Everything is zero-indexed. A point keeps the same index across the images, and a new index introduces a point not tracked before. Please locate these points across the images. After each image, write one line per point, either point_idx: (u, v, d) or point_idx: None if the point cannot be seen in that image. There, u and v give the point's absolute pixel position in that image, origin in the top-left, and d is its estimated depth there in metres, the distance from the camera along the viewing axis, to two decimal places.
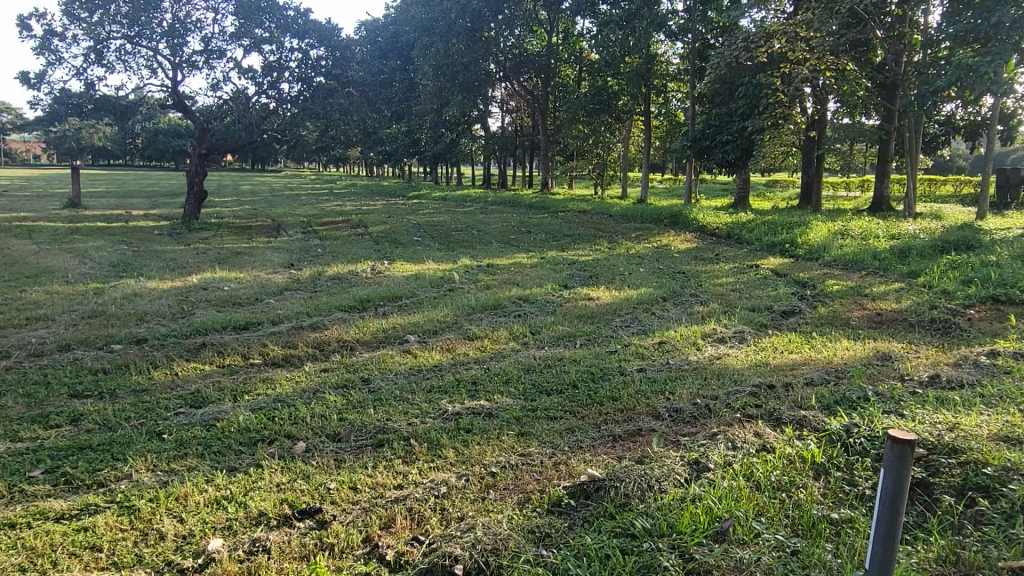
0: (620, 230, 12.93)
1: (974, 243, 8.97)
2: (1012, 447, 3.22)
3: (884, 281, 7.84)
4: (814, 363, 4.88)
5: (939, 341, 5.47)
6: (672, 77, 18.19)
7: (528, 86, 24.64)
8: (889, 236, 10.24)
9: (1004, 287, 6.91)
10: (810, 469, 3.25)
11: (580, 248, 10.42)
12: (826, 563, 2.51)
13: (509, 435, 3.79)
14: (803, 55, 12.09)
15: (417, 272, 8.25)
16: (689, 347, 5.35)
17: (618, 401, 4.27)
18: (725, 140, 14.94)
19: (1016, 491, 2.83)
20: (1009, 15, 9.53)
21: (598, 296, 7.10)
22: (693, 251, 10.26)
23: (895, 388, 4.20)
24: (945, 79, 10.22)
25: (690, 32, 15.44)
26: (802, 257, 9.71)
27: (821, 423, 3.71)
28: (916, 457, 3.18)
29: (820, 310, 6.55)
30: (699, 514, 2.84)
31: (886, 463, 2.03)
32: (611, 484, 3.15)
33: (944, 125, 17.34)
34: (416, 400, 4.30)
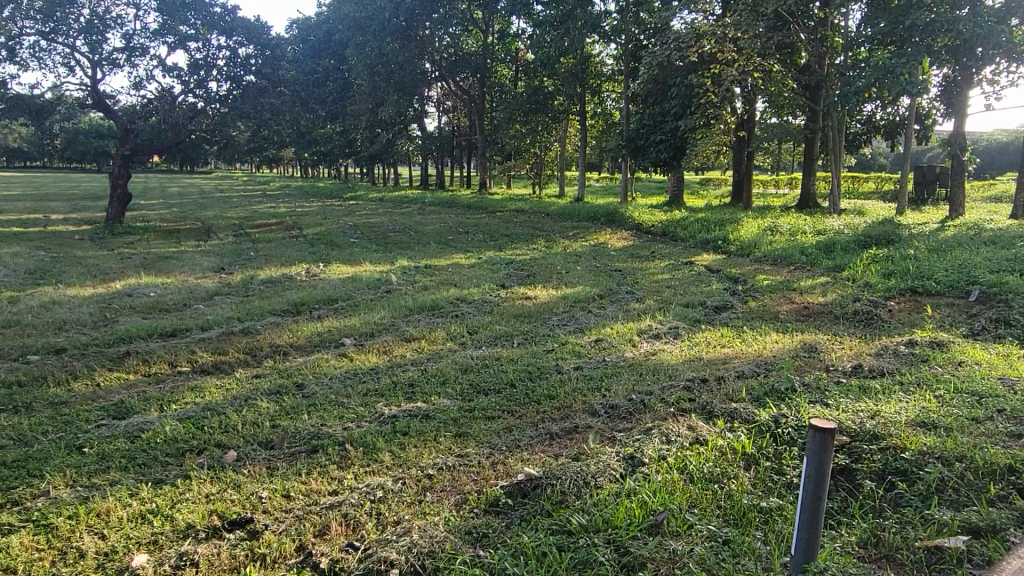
0: (557, 229, 13.02)
1: (894, 237, 9.36)
2: (927, 432, 3.38)
3: (811, 275, 8.13)
4: (746, 357, 5.02)
5: (862, 332, 5.70)
6: (606, 77, 18.46)
7: (464, 86, 24.62)
8: (815, 231, 10.61)
9: (921, 279, 7.24)
10: (740, 460, 3.33)
11: (518, 247, 10.46)
12: (755, 551, 2.58)
13: (446, 437, 3.77)
14: (732, 56, 12.39)
15: (353, 274, 8.14)
16: (625, 344, 5.43)
17: (555, 399, 4.29)
18: (659, 140, 15.21)
19: (931, 473, 2.97)
20: (922, 19, 10.00)
21: (536, 295, 7.14)
22: (629, 249, 10.41)
23: (821, 378, 4.36)
24: (865, 81, 10.65)
25: (623, 33, 15.66)
26: (734, 253, 9.97)
27: (751, 414, 3.81)
28: (840, 446, 3.30)
29: (750, 304, 6.75)
30: (633, 509, 2.88)
31: (808, 452, 2.10)
32: (548, 483, 3.17)
33: (865, 126, 18.08)
34: (352, 403, 4.24)
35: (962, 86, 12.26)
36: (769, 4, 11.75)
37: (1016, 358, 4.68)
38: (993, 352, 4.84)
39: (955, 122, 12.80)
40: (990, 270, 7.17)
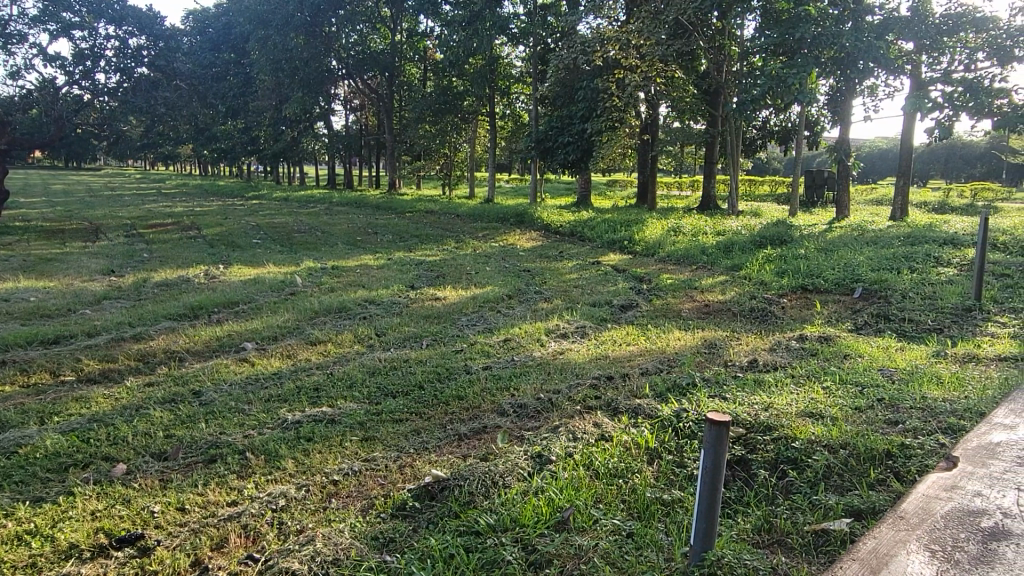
0: (467, 229, 13.04)
1: (787, 238, 9.86)
2: (816, 422, 3.58)
3: (712, 274, 8.46)
4: (650, 354, 5.17)
5: (757, 328, 5.98)
6: (515, 79, 18.62)
7: (372, 84, 24.24)
8: (715, 232, 11.04)
9: (811, 277, 7.67)
10: (644, 454, 3.42)
11: (427, 248, 10.39)
12: (658, 543, 2.66)
13: (352, 441, 3.70)
14: (636, 62, 12.73)
15: (255, 276, 7.87)
16: (534, 344, 5.48)
17: (464, 400, 4.29)
18: (567, 142, 15.46)
19: (818, 461, 3.14)
20: (810, 31, 10.59)
21: (446, 296, 7.11)
22: (538, 249, 10.52)
23: (719, 373, 4.54)
24: (760, 89, 11.17)
25: (531, 36, 15.82)
26: (639, 253, 10.24)
27: (655, 410, 3.92)
28: (737, 438, 3.43)
29: (655, 303, 6.95)
30: (541, 506, 2.91)
31: (705, 445, 2.16)
32: (456, 484, 3.16)
33: (759, 132, 18.98)
34: (253, 410, 4.09)
35: (846, 95, 13.05)
36: (669, 12, 12.14)
37: (895, 351, 5.02)
38: (875, 345, 5.17)
39: (841, 129, 13.62)
40: (871, 269, 7.66)
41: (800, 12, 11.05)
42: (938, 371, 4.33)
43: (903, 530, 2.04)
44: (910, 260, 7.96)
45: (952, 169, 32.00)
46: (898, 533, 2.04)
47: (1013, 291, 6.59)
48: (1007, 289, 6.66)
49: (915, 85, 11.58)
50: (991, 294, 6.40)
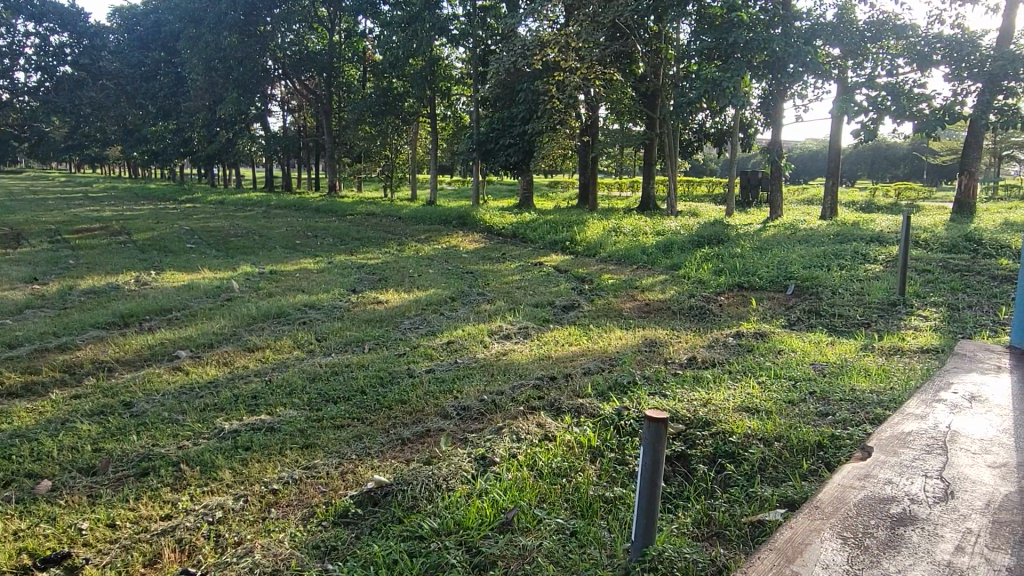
0: (409, 232, 12.94)
1: (722, 238, 10.11)
2: (751, 416, 3.68)
3: (652, 273, 8.62)
4: (591, 354, 5.22)
5: (695, 326, 6.12)
6: (455, 81, 18.60)
7: (310, 85, 23.84)
8: (655, 232, 11.25)
9: (747, 275, 7.89)
10: (586, 453, 3.46)
11: (369, 251, 10.27)
12: (600, 540, 2.69)
13: (292, 449, 3.63)
14: (574, 64, 12.88)
15: (189, 282, 7.65)
16: (477, 345, 5.48)
17: (407, 404, 4.25)
18: (508, 143, 15.52)
19: (755, 454, 3.23)
20: (742, 37, 10.93)
21: (388, 299, 7.05)
22: (481, 251, 10.52)
23: (659, 371, 4.63)
24: (695, 92, 11.45)
25: (471, 37, 15.83)
26: (581, 254, 10.35)
27: (596, 409, 3.96)
28: (676, 433, 3.50)
29: (596, 303, 7.03)
30: (484, 508, 2.90)
31: (643, 443, 2.19)
32: (399, 489, 3.14)
33: (696, 135, 19.38)
34: (188, 420, 3.97)
35: (776, 99, 13.46)
36: (607, 15, 12.31)
37: (826, 345, 5.20)
38: (807, 340, 5.35)
39: (773, 132, 14.06)
40: (803, 267, 7.92)
41: (732, 18, 11.35)
42: (867, 365, 4.50)
43: (817, 524, 1.77)
44: (838, 258, 8.25)
45: (878, 168, 33.15)
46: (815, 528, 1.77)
47: (934, 286, 6.90)
48: (929, 284, 6.98)
49: (841, 89, 12.01)
50: (914, 289, 6.69)
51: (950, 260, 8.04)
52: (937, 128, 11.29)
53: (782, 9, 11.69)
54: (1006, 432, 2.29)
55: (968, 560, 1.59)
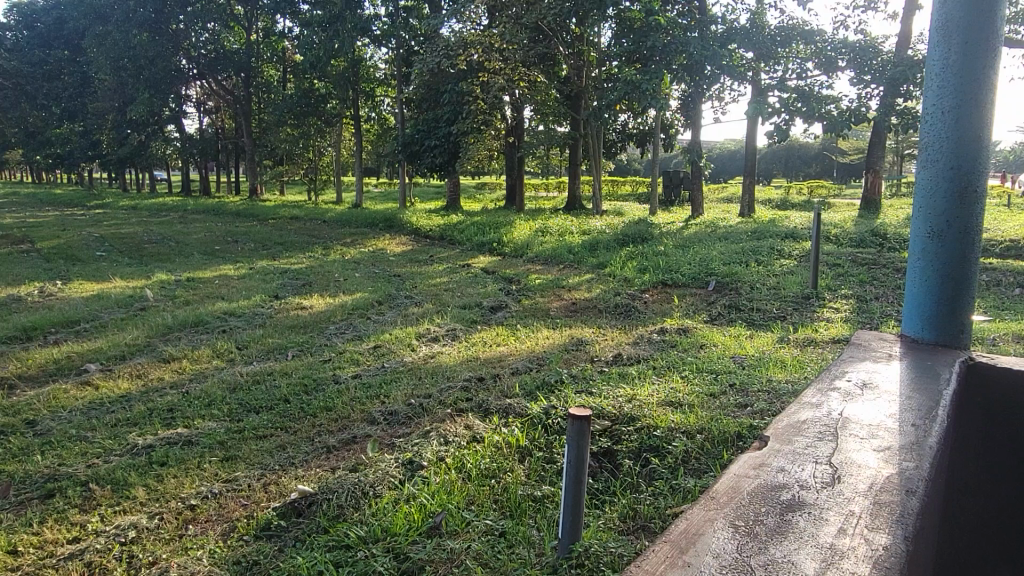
0: (334, 236, 12.70)
1: (647, 236, 10.33)
2: (675, 410, 3.77)
3: (579, 272, 8.72)
4: (519, 354, 5.24)
5: (621, 323, 6.22)
6: (379, 82, 18.42)
7: (227, 86, 23.11)
8: (581, 232, 11.38)
9: (670, 273, 8.08)
10: (515, 453, 3.47)
11: (292, 256, 10.04)
12: (529, 539, 2.71)
13: (210, 462, 3.50)
14: (498, 65, 12.93)
15: (99, 292, 7.28)
16: (404, 349, 5.43)
17: (332, 411, 4.17)
18: (433, 145, 15.43)
19: (678, 447, 3.31)
20: (660, 40, 11.26)
21: (312, 304, 6.90)
22: (408, 254, 10.42)
23: (586, 369, 4.69)
24: (616, 94, 11.68)
25: (393, 38, 15.71)
26: (508, 255, 10.38)
27: (524, 408, 3.98)
28: (603, 430, 3.55)
29: (524, 303, 7.06)
30: (412, 513, 2.87)
31: (569, 439, 2.18)
32: (324, 498, 3.07)
33: (619, 135, 19.71)
34: (98, 437, 3.78)
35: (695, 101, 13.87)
36: (529, 17, 12.41)
37: (745, 339, 5.37)
38: (728, 334, 5.52)
39: (693, 132, 14.45)
40: (723, 263, 8.17)
41: (651, 22, 11.64)
42: (783, 356, 4.67)
43: (708, 510, 1.23)
44: (756, 254, 8.56)
45: (791, 167, 34.18)
46: (701, 514, 1.23)
47: (844, 279, 7.24)
48: (840, 277, 7.32)
49: (755, 91, 12.47)
50: (826, 283, 7.01)
51: (858, 254, 8.47)
52: (844, 128, 11.85)
53: (699, 14, 12.08)
54: (948, 385, 1.85)
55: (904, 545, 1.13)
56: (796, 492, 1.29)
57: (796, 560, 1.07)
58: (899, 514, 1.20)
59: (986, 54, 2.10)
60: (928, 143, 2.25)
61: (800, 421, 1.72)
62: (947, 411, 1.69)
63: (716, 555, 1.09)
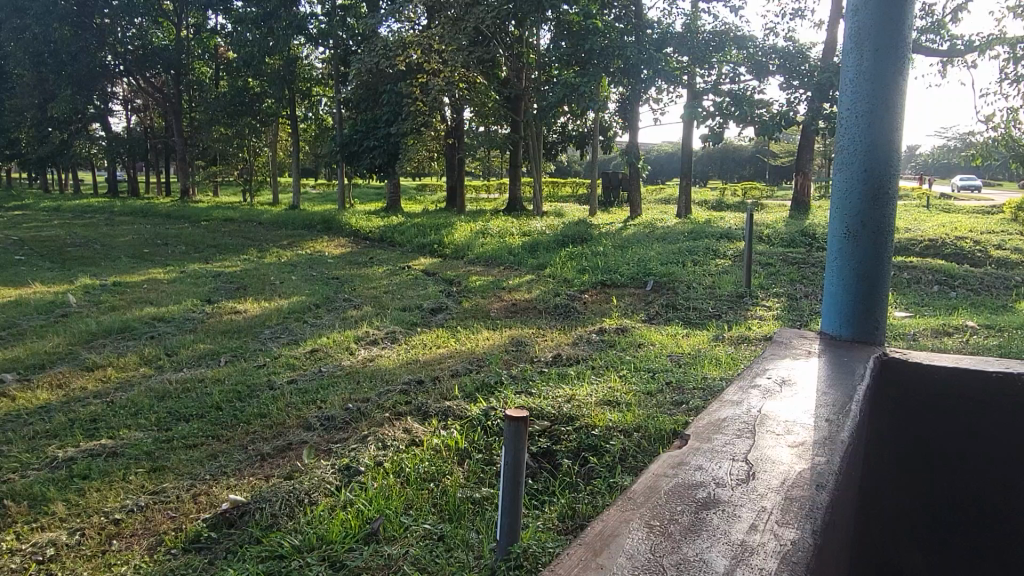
0: (270, 238, 12.42)
1: (586, 237, 10.44)
2: (612, 409, 3.81)
3: (519, 273, 8.75)
4: (459, 356, 5.22)
5: (561, 324, 6.27)
6: (316, 81, 18.11)
7: (156, 83, 22.36)
8: (521, 233, 11.41)
9: (609, 273, 8.18)
10: (454, 456, 3.44)
11: (226, 258, 9.77)
12: (467, 542, 2.69)
13: (137, 474, 3.37)
14: (437, 67, 12.86)
15: (17, 298, 6.93)
16: (342, 352, 5.35)
17: (267, 417, 4.06)
18: (373, 146, 15.24)
19: (615, 446, 3.34)
20: (598, 43, 11.42)
21: (246, 309, 6.72)
22: (346, 256, 10.26)
23: (526, 370, 4.70)
24: (556, 96, 11.77)
25: (331, 37, 15.49)
26: (449, 256, 10.33)
27: (463, 410, 3.95)
28: (542, 430, 3.56)
29: (464, 305, 7.04)
30: (349, 520, 2.82)
31: (507, 441, 2.18)
32: (257, 507, 2.99)
33: (559, 137, 19.86)
34: (14, 451, 3.59)
35: (632, 103, 14.10)
36: (468, 20, 12.37)
37: (681, 337, 5.48)
38: (665, 333, 5.62)
39: (631, 135, 14.68)
40: (660, 263, 8.31)
41: (588, 26, 11.81)
42: (718, 354, 4.77)
43: (624, 512, 1.24)
44: (692, 254, 8.73)
45: (727, 169, 34.86)
46: (618, 514, 1.23)
47: (775, 278, 7.46)
48: (772, 276, 7.53)
49: (690, 94, 12.75)
50: (758, 282, 7.20)
51: (789, 254, 8.75)
52: (775, 131, 12.22)
53: (636, 19, 12.31)
54: (861, 382, 1.91)
55: (812, 539, 1.16)
56: (711, 490, 1.31)
57: (707, 558, 1.07)
58: (807, 510, 1.23)
59: (895, 61, 2.20)
60: (843, 147, 2.33)
61: (720, 418, 1.75)
62: (859, 407, 1.74)
63: (629, 556, 1.08)
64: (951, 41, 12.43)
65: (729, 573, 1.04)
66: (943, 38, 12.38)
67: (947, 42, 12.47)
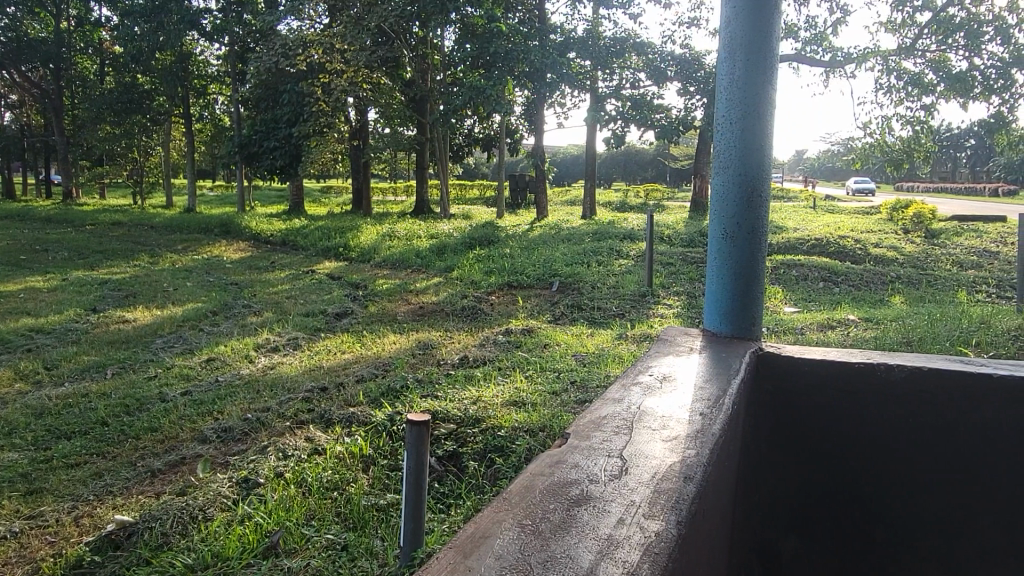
0: (162, 242, 11.82)
1: (492, 240, 10.48)
2: (518, 409, 3.83)
3: (426, 276, 8.69)
4: (365, 360, 5.13)
5: (468, 325, 6.28)
6: (212, 79, 17.41)
7: (34, 78, 20.90)
8: (428, 236, 11.37)
9: (515, 274, 8.25)
10: (358, 462, 3.37)
11: (114, 265, 9.23)
12: (371, 550, 2.64)
13: (11, 498, 3.14)
14: (340, 67, 12.60)
15: None
16: (240, 361, 5.15)
17: (158, 431, 3.87)
18: (273, 147, 14.81)
19: (520, 446, 3.36)
20: (502, 46, 11.50)
21: (136, 317, 6.38)
22: (246, 261, 9.91)
23: (432, 373, 4.67)
24: (461, 98, 11.79)
25: (227, 33, 14.94)
26: (354, 260, 10.15)
27: (368, 416, 3.88)
28: (449, 433, 3.56)
29: (370, 309, 6.93)
30: (246, 535, 2.71)
31: (408, 446, 2.13)
32: (145, 527, 2.83)
33: (465, 139, 19.89)
34: None
35: (538, 106, 14.29)
36: (371, 19, 12.20)
37: (586, 336, 5.59)
38: (569, 333, 5.71)
39: (536, 137, 14.87)
40: (565, 264, 8.46)
41: (493, 29, 11.89)
42: (620, 352, 4.89)
43: (497, 514, 1.25)
44: (596, 255, 8.93)
45: (630, 172, 35.84)
46: (490, 516, 1.25)
47: (675, 277, 7.74)
48: (672, 275, 7.80)
49: (592, 98, 13.04)
50: (660, 281, 7.44)
51: (688, 253, 9.09)
52: (674, 135, 12.65)
53: (538, 24, 12.48)
54: (737, 377, 1.99)
55: (677, 531, 1.20)
56: (585, 487, 1.34)
57: (573, 555, 1.09)
58: (673, 502, 1.27)
59: (764, 73, 2.33)
60: (720, 152, 2.44)
61: (602, 416, 1.79)
62: (732, 401, 1.82)
63: (497, 556, 1.09)
64: (832, 53, 13.23)
65: (592, 568, 1.05)
66: (824, 49, 13.18)
67: (829, 53, 13.27)
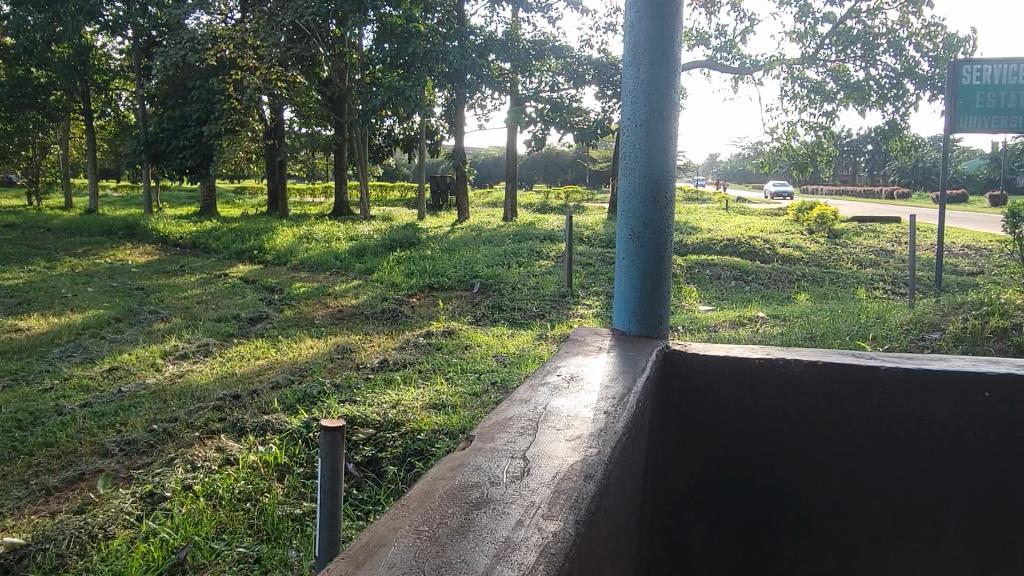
0: (59, 245, 11.15)
1: (413, 241, 10.39)
2: (437, 411, 3.80)
3: (345, 279, 8.52)
4: (280, 366, 4.98)
5: (388, 328, 6.19)
6: (114, 74, 16.58)
7: None
8: (348, 238, 11.16)
9: (436, 276, 8.19)
10: (273, 472, 3.26)
11: (5, 270, 8.64)
12: (285, 562, 2.56)
13: None
14: (252, 64, 12.20)
15: None
16: (146, 370, 4.91)
17: (54, 447, 3.64)
18: (182, 145, 14.22)
19: (440, 449, 3.33)
20: (421, 47, 11.38)
21: (30, 325, 5.99)
22: (154, 264, 9.46)
23: (350, 377, 4.57)
24: (379, 98, 11.60)
25: (130, 26, 14.26)
26: (270, 262, 9.85)
27: (283, 423, 3.76)
28: (367, 439, 3.49)
29: (286, 313, 6.74)
30: (151, 551, 2.58)
31: (321, 452, 2.06)
32: (39, 548, 2.66)
33: (385, 139, 19.63)
34: None
35: (458, 108, 14.24)
36: (285, 15, 11.86)
37: (506, 337, 5.60)
38: (490, 334, 5.71)
39: (457, 138, 14.81)
40: (486, 266, 8.46)
41: (411, 29, 11.76)
42: (540, 353, 4.91)
43: (393, 521, 1.22)
44: (517, 256, 8.98)
45: (550, 174, 36.19)
46: (387, 524, 1.22)
47: (594, 276, 7.87)
48: (591, 275, 7.92)
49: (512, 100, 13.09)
50: (579, 281, 7.55)
51: (606, 254, 9.24)
52: (592, 138, 12.86)
53: (457, 25, 12.41)
54: (643, 376, 2.02)
55: (574, 529, 1.20)
56: (485, 490, 1.33)
57: (469, 559, 1.08)
58: (573, 501, 1.28)
59: (669, 77, 2.38)
60: (626, 154, 2.48)
61: (507, 418, 1.79)
62: (635, 400, 1.85)
63: (390, 565, 1.07)
64: (740, 60, 13.74)
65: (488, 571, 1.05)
66: (734, 56, 13.67)
67: (738, 61, 13.77)
